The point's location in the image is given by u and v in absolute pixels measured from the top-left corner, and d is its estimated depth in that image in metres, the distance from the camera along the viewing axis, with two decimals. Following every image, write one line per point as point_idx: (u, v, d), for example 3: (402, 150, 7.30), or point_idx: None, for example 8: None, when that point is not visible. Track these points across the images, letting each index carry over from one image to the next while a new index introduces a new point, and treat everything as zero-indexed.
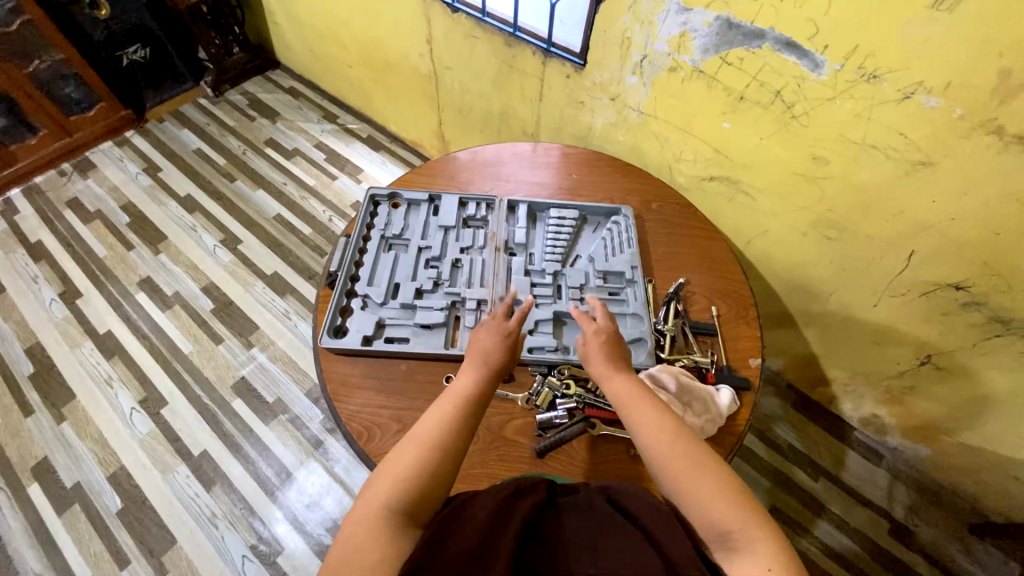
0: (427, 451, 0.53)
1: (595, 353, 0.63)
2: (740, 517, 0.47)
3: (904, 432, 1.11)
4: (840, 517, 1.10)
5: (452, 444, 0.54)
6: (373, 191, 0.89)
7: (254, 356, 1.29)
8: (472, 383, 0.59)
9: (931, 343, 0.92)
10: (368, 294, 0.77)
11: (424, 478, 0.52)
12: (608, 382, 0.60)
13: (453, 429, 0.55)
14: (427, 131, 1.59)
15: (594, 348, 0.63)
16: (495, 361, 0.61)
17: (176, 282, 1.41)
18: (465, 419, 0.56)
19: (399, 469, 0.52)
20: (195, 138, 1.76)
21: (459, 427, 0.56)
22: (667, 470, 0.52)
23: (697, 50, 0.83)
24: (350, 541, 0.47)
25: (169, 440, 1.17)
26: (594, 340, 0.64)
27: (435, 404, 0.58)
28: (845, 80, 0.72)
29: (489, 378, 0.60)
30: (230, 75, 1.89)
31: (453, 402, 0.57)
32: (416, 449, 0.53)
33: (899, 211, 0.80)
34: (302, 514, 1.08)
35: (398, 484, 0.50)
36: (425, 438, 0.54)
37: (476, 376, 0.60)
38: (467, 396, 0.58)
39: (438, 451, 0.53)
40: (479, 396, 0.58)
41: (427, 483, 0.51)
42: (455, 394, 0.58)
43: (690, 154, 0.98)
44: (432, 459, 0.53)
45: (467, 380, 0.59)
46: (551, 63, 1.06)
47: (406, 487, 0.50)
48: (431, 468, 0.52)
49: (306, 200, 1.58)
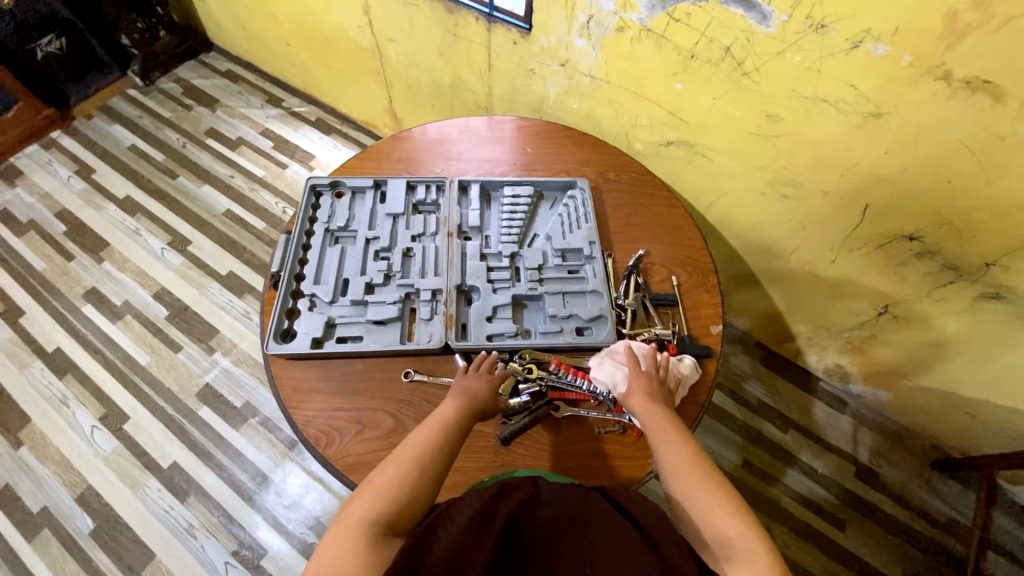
0: (410, 466, 0.52)
1: (639, 391, 0.61)
2: (740, 526, 0.50)
3: (866, 380, 1.14)
4: (809, 465, 1.15)
5: (435, 462, 0.53)
6: (313, 181, 0.84)
7: (217, 361, 1.24)
8: (455, 411, 0.58)
9: (889, 294, 0.93)
10: (314, 293, 0.73)
11: (406, 491, 0.51)
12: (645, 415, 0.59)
13: (436, 451, 0.54)
14: (377, 110, 1.51)
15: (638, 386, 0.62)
16: (481, 391, 0.60)
17: (125, 290, 1.34)
18: (448, 443, 0.55)
19: (381, 483, 0.51)
20: (129, 133, 1.64)
21: (443, 446, 0.55)
22: (677, 481, 0.54)
23: (644, 8, 0.79)
24: (329, 551, 0.46)
25: (135, 455, 1.13)
26: (638, 379, 0.62)
27: (421, 427, 0.57)
28: (794, 31, 0.69)
29: (474, 404, 0.59)
30: (160, 61, 1.74)
31: (438, 425, 0.56)
32: (399, 464, 0.53)
33: (852, 164, 0.79)
34: (282, 515, 1.07)
35: (379, 496, 0.50)
36: (409, 454, 0.53)
37: (458, 405, 0.59)
38: (449, 419, 0.57)
39: (420, 468, 0.52)
40: (463, 420, 0.58)
41: (411, 497, 0.50)
42: (439, 420, 0.57)
43: (645, 119, 0.94)
44: (415, 474, 0.52)
45: (449, 405, 0.59)
46: (496, 28, 1.00)
47: (387, 500, 0.49)
48: (413, 483, 0.51)
49: (255, 192, 1.50)
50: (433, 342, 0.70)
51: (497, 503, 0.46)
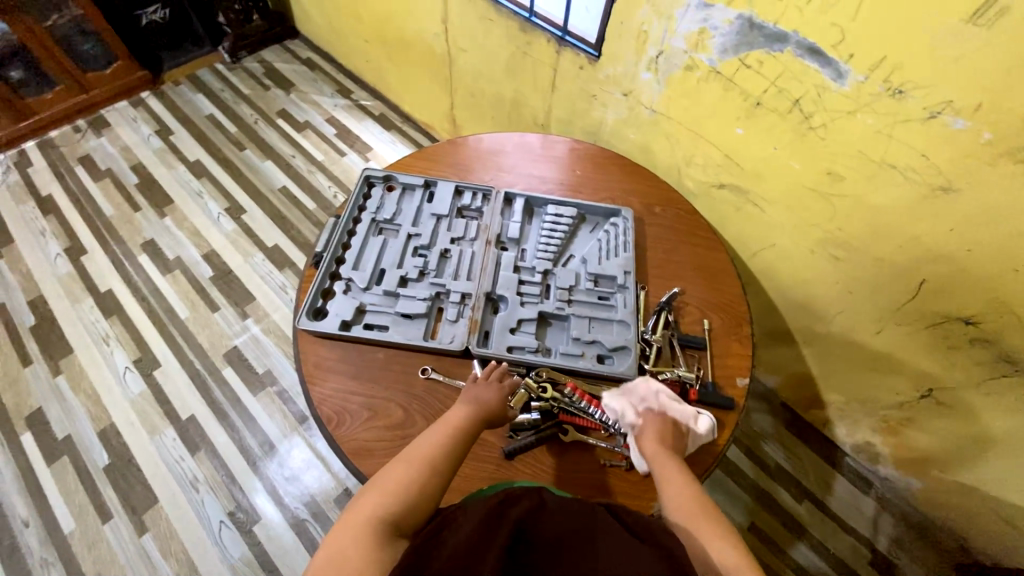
0: (419, 468, 0.53)
1: (650, 432, 0.62)
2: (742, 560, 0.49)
3: (898, 463, 1.07)
4: (820, 542, 1.08)
5: (444, 466, 0.54)
6: (368, 172, 0.87)
7: (247, 327, 1.29)
8: (465, 416, 0.59)
9: (934, 376, 0.88)
10: (351, 278, 0.76)
11: (414, 491, 0.51)
12: (653, 455, 0.60)
13: (444, 453, 0.55)
14: (438, 114, 1.56)
15: (654, 428, 0.62)
16: (493, 400, 0.62)
17: (178, 246, 1.42)
18: (456, 447, 0.57)
19: (391, 482, 0.52)
20: (209, 103, 1.75)
21: (451, 449, 0.56)
22: (678, 512, 0.54)
23: (716, 50, 0.79)
24: (335, 546, 0.46)
25: (158, 402, 1.19)
26: (656, 422, 0.62)
27: (430, 430, 0.58)
28: (869, 92, 0.68)
29: (485, 413, 0.61)
30: (248, 42, 1.87)
31: (450, 429, 0.58)
32: (408, 465, 0.53)
33: (913, 235, 0.76)
34: (281, 487, 1.09)
35: (388, 495, 0.50)
36: (419, 456, 0.55)
37: (468, 411, 0.60)
38: (460, 424, 0.58)
39: (428, 469, 0.53)
40: (472, 426, 0.59)
41: (418, 499, 0.51)
42: (450, 424, 0.58)
43: (700, 158, 0.94)
44: (423, 476, 0.53)
45: (459, 411, 0.60)
46: (566, 52, 1.02)
47: (396, 499, 0.50)
48: (422, 483, 0.52)
49: (312, 174, 1.58)
50: (455, 344, 0.70)
51: (502, 512, 0.45)
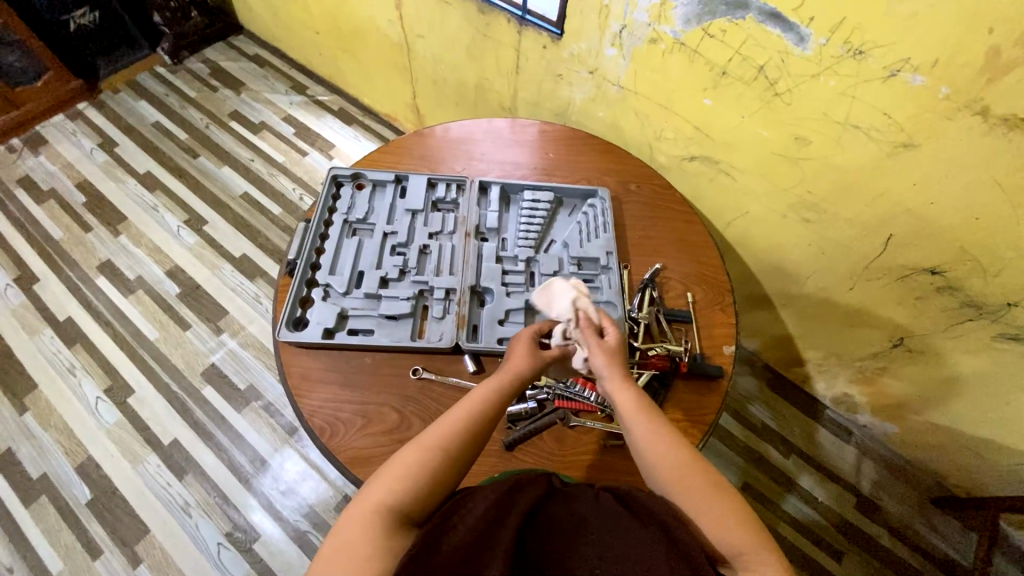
0: (429, 452, 0.52)
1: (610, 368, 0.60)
2: (751, 540, 0.48)
3: (875, 411, 1.13)
4: (809, 492, 1.14)
5: (454, 453, 0.53)
6: (335, 171, 0.84)
7: (223, 342, 1.24)
8: (490, 392, 0.57)
9: (905, 326, 0.92)
10: (329, 283, 0.73)
11: (423, 479, 0.50)
12: (604, 358, 0.60)
13: (460, 438, 0.53)
14: (401, 104, 1.51)
15: (615, 335, 0.63)
16: (516, 373, 0.59)
17: (138, 265, 1.35)
18: (472, 433, 0.54)
19: (401, 468, 0.50)
20: (154, 110, 1.65)
21: (465, 435, 0.54)
22: (678, 490, 0.52)
23: (679, 21, 0.78)
24: (345, 533, 0.46)
25: (137, 430, 1.14)
26: (617, 333, 0.63)
27: (450, 411, 0.56)
28: (830, 55, 0.69)
29: (503, 390, 0.58)
30: (189, 41, 1.76)
31: (463, 412, 0.55)
32: (420, 450, 0.52)
33: (879, 193, 0.78)
34: (278, 501, 1.07)
35: (397, 482, 0.49)
36: (431, 439, 0.53)
37: (494, 387, 0.57)
38: (478, 405, 0.56)
39: (441, 454, 0.52)
40: (492, 406, 0.56)
41: (427, 486, 0.50)
42: (465, 405, 0.56)
43: (670, 132, 0.94)
44: (435, 461, 0.51)
45: (485, 390, 0.57)
46: (527, 32, 1.00)
47: (404, 487, 0.49)
48: (432, 471, 0.51)
49: (274, 177, 1.51)
50: (444, 341, 0.69)
51: (512, 498, 0.47)
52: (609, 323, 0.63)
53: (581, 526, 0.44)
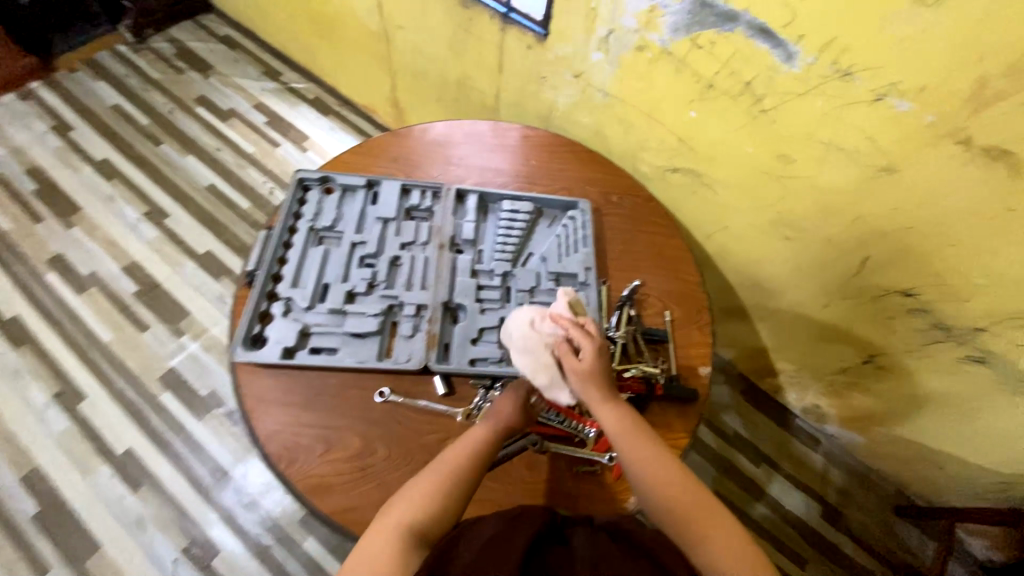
0: (439, 479, 0.53)
1: (586, 385, 0.57)
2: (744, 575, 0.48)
3: (845, 423, 1.14)
4: (777, 502, 1.15)
5: (466, 479, 0.54)
6: (302, 174, 0.79)
7: (185, 345, 1.18)
8: (490, 429, 0.57)
9: (877, 344, 0.93)
10: (291, 297, 0.69)
11: (437, 503, 0.52)
12: (580, 378, 0.57)
13: (469, 470, 0.54)
14: (379, 96, 1.45)
15: (592, 352, 0.57)
16: (509, 416, 0.58)
17: (93, 261, 1.27)
18: (480, 464, 0.55)
19: (415, 492, 0.52)
20: (113, 92, 1.54)
21: (473, 466, 0.55)
22: (678, 521, 0.52)
23: (667, 29, 0.75)
24: (367, 550, 0.49)
25: (89, 438, 1.08)
26: (595, 352, 0.57)
27: (457, 443, 0.57)
28: (819, 75, 0.67)
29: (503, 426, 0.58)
30: (155, 18, 1.65)
31: (470, 445, 0.56)
32: (434, 477, 0.53)
33: (858, 215, 0.78)
34: (239, 513, 1.03)
35: (414, 505, 0.51)
36: (442, 465, 0.54)
37: (493, 423, 0.58)
38: (485, 438, 0.57)
39: (452, 482, 0.53)
40: (496, 440, 0.57)
41: (441, 510, 0.52)
42: (473, 435, 0.57)
43: (654, 142, 0.91)
44: (448, 489, 0.53)
45: (486, 425, 0.58)
46: (511, 30, 0.95)
47: (420, 510, 0.51)
48: (446, 499, 0.52)
49: (242, 168, 1.43)
50: (412, 362, 0.66)
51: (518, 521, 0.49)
52: (583, 338, 0.57)
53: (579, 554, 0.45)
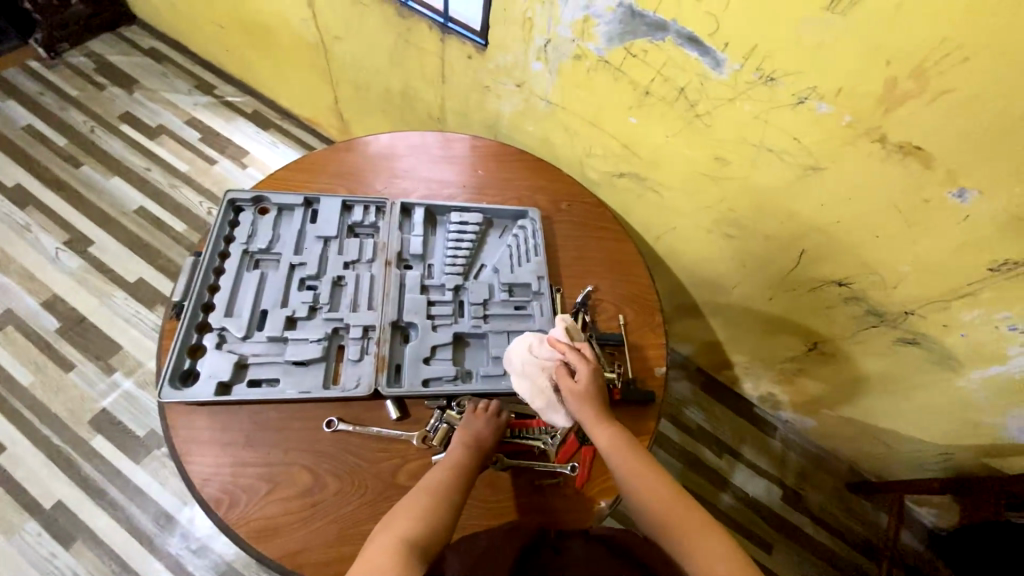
0: (428, 496, 0.52)
1: (580, 403, 0.59)
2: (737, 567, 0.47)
3: (797, 409, 1.19)
4: (741, 490, 1.19)
5: (455, 493, 0.53)
6: (233, 195, 0.74)
7: (117, 382, 1.09)
8: (469, 450, 0.58)
9: (819, 332, 0.97)
10: (224, 327, 0.65)
11: (428, 520, 0.50)
12: (574, 397, 0.60)
13: (454, 485, 0.54)
14: (322, 108, 1.40)
15: (587, 374, 0.61)
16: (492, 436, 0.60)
17: (6, 297, 1.15)
18: (465, 481, 0.55)
19: (405, 511, 0.51)
20: (23, 112, 1.42)
21: (458, 483, 0.54)
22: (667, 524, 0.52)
23: (602, 38, 0.77)
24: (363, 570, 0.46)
25: (8, 493, 0.97)
26: (590, 373, 0.61)
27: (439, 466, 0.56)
28: (745, 80, 0.70)
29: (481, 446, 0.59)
30: (70, 31, 1.53)
31: (454, 462, 0.56)
32: (423, 495, 0.53)
33: (792, 212, 0.81)
34: (187, 560, 0.95)
35: (407, 521, 0.50)
36: (429, 483, 0.54)
37: (472, 445, 0.58)
38: (468, 454, 0.57)
39: (440, 497, 0.53)
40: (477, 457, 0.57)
41: (435, 526, 0.50)
42: (452, 455, 0.57)
43: (599, 149, 0.92)
44: (437, 504, 0.52)
45: (467, 446, 0.58)
46: (450, 40, 0.94)
47: (414, 526, 0.49)
48: (435, 514, 0.51)
49: (176, 189, 1.35)
50: (361, 387, 0.63)
51: None
52: (579, 361, 0.61)
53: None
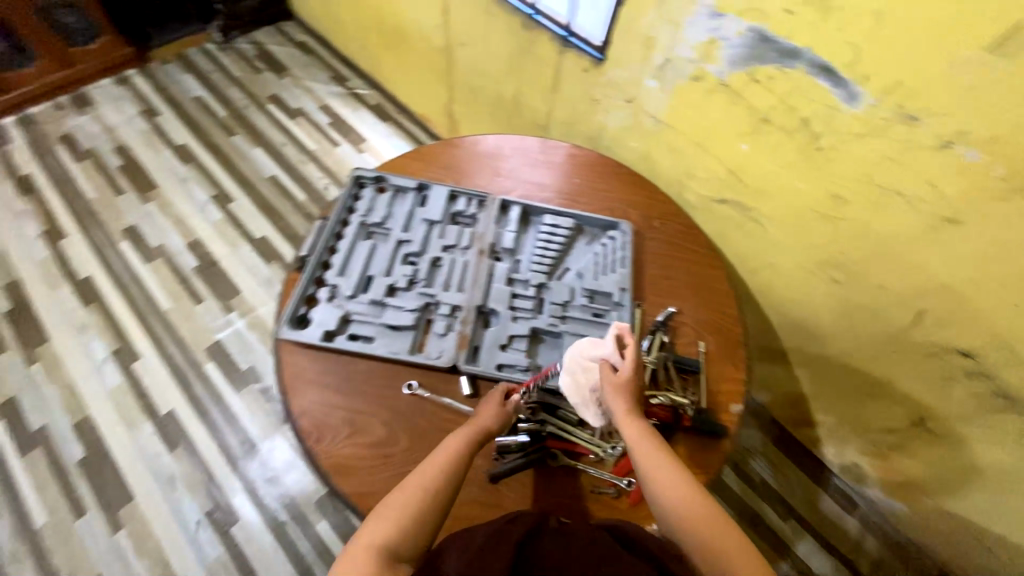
0: (416, 495, 0.53)
1: (615, 395, 0.60)
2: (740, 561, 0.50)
3: (883, 485, 1.07)
4: (801, 558, 1.09)
5: (441, 494, 0.54)
6: (359, 172, 0.84)
7: (231, 321, 1.26)
8: (461, 446, 0.57)
9: (928, 405, 0.87)
10: (336, 285, 0.73)
11: (414, 521, 0.52)
12: (616, 395, 0.59)
13: (444, 486, 0.55)
14: (436, 107, 1.52)
15: (629, 372, 0.60)
16: (487, 421, 0.60)
17: (162, 234, 1.38)
18: (453, 482, 0.55)
19: (394, 508, 0.52)
20: (198, 85, 1.69)
21: (448, 484, 0.55)
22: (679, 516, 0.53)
23: (725, 61, 0.76)
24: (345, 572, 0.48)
25: (137, 395, 1.16)
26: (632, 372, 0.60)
27: (428, 461, 0.57)
28: (880, 117, 0.66)
29: (474, 441, 0.58)
30: (241, 22, 1.80)
31: (446, 457, 0.56)
32: (410, 492, 0.54)
33: (914, 265, 0.75)
34: (261, 487, 1.07)
35: (392, 523, 0.51)
36: (419, 479, 0.54)
37: (464, 440, 0.58)
38: (460, 453, 0.57)
39: (428, 497, 0.53)
40: (468, 454, 0.57)
41: (417, 529, 0.51)
42: (445, 450, 0.57)
43: (702, 172, 0.91)
44: (424, 504, 0.53)
45: (458, 440, 0.58)
46: (569, 53, 0.98)
47: (399, 527, 0.51)
48: (422, 514, 0.52)
49: (303, 163, 1.53)
50: (442, 359, 0.68)
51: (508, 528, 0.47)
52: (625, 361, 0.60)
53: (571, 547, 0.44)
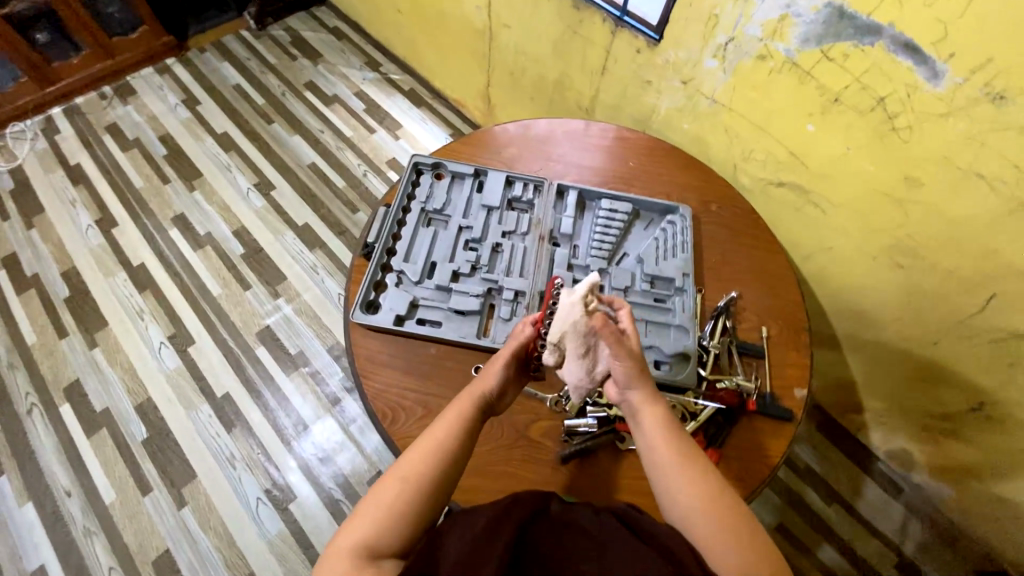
0: (402, 486, 0.49)
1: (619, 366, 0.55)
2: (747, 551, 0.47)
3: (934, 472, 1.06)
4: (846, 543, 1.09)
5: (430, 481, 0.50)
6: (418, 159, 0.84)
7: (280, 307, 1.29)
8: (451, 428, 0.54)
9: (990, 392, 0.86)
10: (403, 271, 0.74)
11: (402, 513, 0.48)
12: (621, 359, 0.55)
13: (433, 473, 0.51)
14: (472, 92, 1.51)
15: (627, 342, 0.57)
16: (474, 401, 0.56)
17: (208, 222, 1.41)
18: (443, 466, 0.51)
19: (379, 506, 0.48)
20: (235, 73, 1.70)
21: (439, 470, 0.51)
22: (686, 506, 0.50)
23: (795, 39, 0.74)
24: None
25: (193, 378, 1.20)
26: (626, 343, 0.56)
27: (415, 445, 0.53)
28: (966, 95, 0.63)
29: (466, 421, 0.55)
30: (275, 7, 1.80)
31: (435, 440, 0.53)
32: (398, 482, 0.50)
33: (989, 250, 0.73)
34: (315, 466, 1.11)
35: (378, 519, 0.47)
36: (405, 469, 0.51)
37: (455, 421, 0.54)
38: (450, 435, 0.53)
39: (418, 486, 0.50)
40: (460, 436, 0.54)
41: (406, 521, 0.48)
42: (435, 434, 0.53)
43: (760, 154, 0.89)
44: (414, 494, 0.49)
45: (447, 422, 0.54)
46: (622, 33, 0.96)
47: (385, 524, 0.47)
48: (412, 505, 0.49)
49: (341, 150, 1.54)
50: None
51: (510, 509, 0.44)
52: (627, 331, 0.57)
53: (580, 536, 0.42)
